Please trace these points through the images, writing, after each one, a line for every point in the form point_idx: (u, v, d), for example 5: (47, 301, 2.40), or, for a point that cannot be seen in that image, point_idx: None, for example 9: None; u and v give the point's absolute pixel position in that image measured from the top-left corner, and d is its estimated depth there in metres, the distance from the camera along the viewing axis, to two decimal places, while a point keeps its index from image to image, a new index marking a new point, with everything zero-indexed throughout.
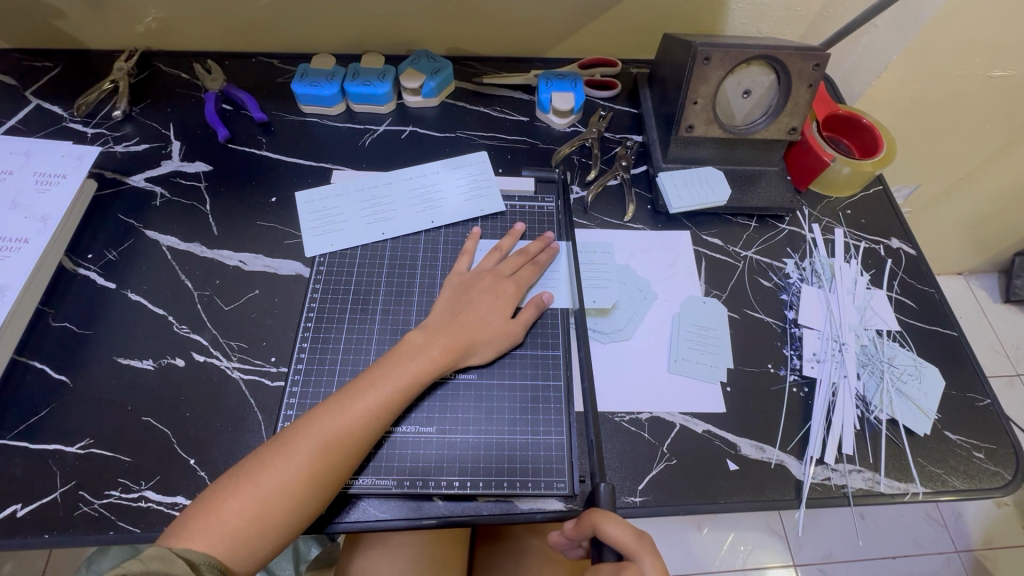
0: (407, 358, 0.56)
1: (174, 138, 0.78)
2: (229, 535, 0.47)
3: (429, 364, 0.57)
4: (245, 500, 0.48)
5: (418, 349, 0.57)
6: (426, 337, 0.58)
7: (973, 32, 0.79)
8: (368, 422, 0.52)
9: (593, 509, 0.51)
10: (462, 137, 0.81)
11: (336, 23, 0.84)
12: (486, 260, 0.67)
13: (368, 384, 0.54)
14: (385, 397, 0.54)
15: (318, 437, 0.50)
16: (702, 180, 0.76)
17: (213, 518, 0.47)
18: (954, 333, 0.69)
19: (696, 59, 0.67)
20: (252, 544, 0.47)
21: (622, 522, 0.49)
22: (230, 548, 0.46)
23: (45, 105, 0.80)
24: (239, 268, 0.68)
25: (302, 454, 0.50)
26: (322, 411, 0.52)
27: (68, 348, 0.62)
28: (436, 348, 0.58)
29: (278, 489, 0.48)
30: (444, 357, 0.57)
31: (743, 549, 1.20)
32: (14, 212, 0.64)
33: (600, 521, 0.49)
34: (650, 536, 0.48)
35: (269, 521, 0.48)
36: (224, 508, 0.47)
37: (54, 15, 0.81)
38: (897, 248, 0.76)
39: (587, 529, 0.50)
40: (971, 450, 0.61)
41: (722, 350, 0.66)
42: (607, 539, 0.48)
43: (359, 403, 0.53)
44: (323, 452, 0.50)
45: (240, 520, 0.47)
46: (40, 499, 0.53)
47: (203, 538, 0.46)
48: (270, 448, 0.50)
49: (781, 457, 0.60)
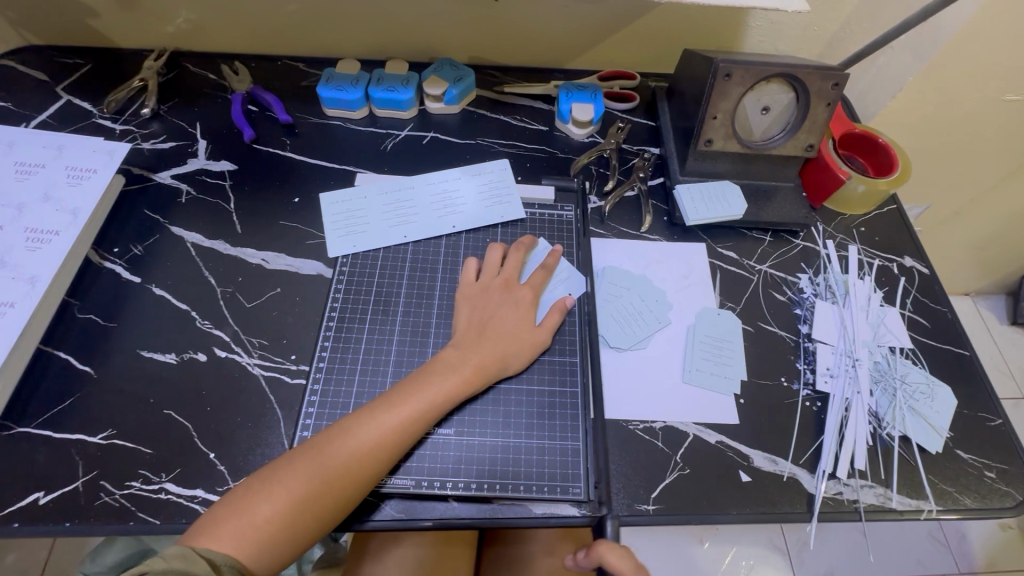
0: (440, 375, 0.57)
1: (200, 137, 0.79)
2: (255, 540, 0.47)
3: (462, 383, 0.57)
4: (273, 507, 0.48)
5: (450, 366, 0.58)
6: (460, 356, 0.59)
7: (990, 57, 0.80)
8: (399, 438, 0.53)
9: (597, 540, 0.55)
10: (481, 144, 0.83)
11: (361, 29, 0.86)
12: (511, 259, 0.67)
13: (400, 399, 0.55)
14: (418, 413, 0.54)
15: (349, 449, 0.51)
16: (718, 194, 0.77)
17: (240, 522, 0.47)
18: (967, 353, 0.69)
19: (718, 75, 0.68)
20: (275, 550, 0.48)
21: (625, 553, 0.53)
22: (255, 553, 0.47)
23: (74, 101, 0.81)
24: (262, 266, 0.69)
25: (332, 465, 0.50)
26: (354, 424, 0.53)
27: (92, 339, 0.63)
28: (469, 367, 0.58)
29: (304, 499, 0.49)
30: (476, 377, 0.58)
31: (745, 564, 1.20)
32: (45, 205, 0.65)
33: (603, 552, 0.53)
34: (648, 569, 0.53)
35: (295, 528, 0.49)
36: (251, 513, 0.48)
37: (87, 14, 0.82)
38: (911, 266, 0.76)
39: (592, 560, 0.54)
40: (982, 469, 0.62)
41: (736, 362, 0.66)
42: (608, 569, 0.52)
43: (392, 418, 0.53)
44: (353, 465, 0.51)
45: (267, 526, 0.48)
46: (62, 487, 0.54)
47: (230, 541, 0.47)
48: (300, 454, 0.51)
49: (793, 470, 0.60)
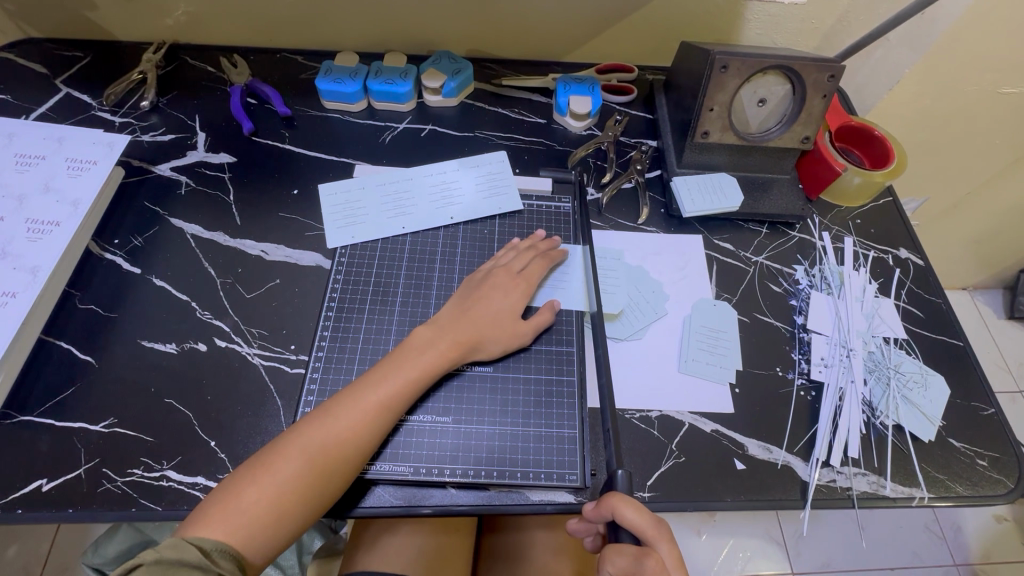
0: (416, 352, 0.58)
1: (199, 130, 0.80)
2: (245, 526, 0.48)
3: (439, 358, 0.58)
4: (260, 491, 0.49)
5: (427, 343, 0.59)
6: (435, 332, 0.60)
7: (986, 49, 0.81)
8: (380, 414, 0.54)
9: (609, 493, 0.52)
10: (480, 137, 0.83)
11: (359, 21, 0.86)
12: (518, 259, 0.67)
13: (378, 377, 0.56)
14: (397, 388, 0.55)
15: (331, 428, 0.52)
16: (715, 186, 0.77)
17: (229, 508, 0.48)
18: (960, 343, 0.70)
19: (714, 66, 0.69)
20: (268, 536, 0.49)
21: (640, 507, 0.50)
22: (246, 540, 0.47)
23: (74, 93, 0.81)
24: (261, 257, 0.69)
25: (316, 445, 0.51)
26: (335, 404, 0.54)
27: (93, 329, 0.63)
28: (445, 342, 0.59)
29: (293, 482, 0.49)
30: (453, 352, 0.59)
31: (741, 555, 1.21)
32: (46, 196, 0.66)
33: (618, 507, 0.50)
34: (666, 523, 0.50)
35: (285, 512, 0.49)
36: (239, 500, 0.48)
37: (86, 6, 0.83)
38: (906, 258, 0.77)
39: (605, 514, 0.51)
40: (974, 457, 0.63)
41: (732, 352, 0.67)
42: (625, 523, 0.49)
43: (371, 395, 0.54)
44: (337, 444, 0.51)
45: (256, 511, 0.48)
46: (65, 474, 0.55)
47: (219, 528, 0.47)
48: (284, 440, 0.52)
49: (787, 458, 0.61)
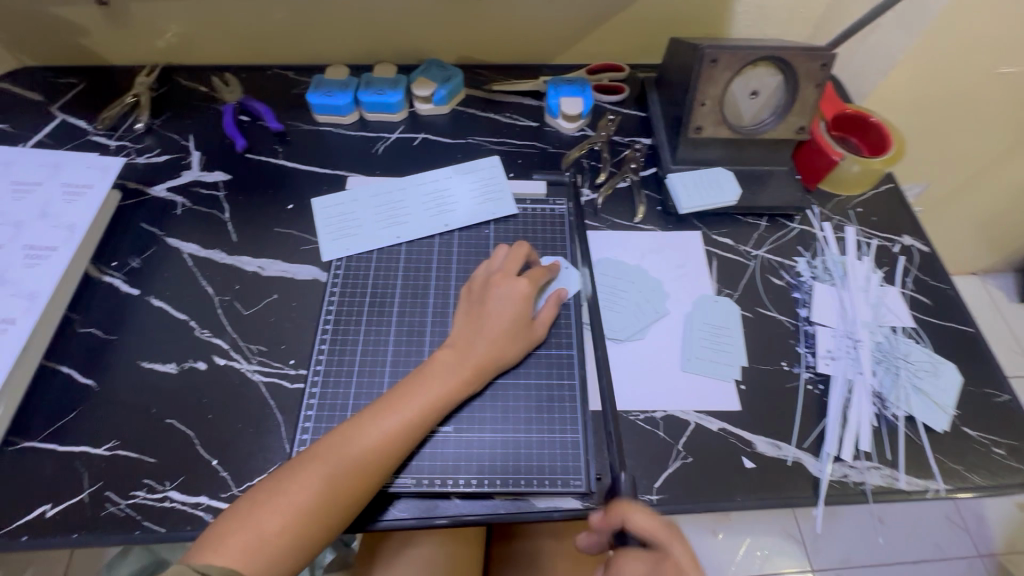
0: (437, 377, 0.56)
1: (193, 149, 0.80)
2: (263, 554, 0.47)
3: (459, 384, 0.57)
4: (280, 518, 0.48)
5: (447, 367, 0.57)
6: (457, 356, 0.58)
7: (982, 31, 0.79)
8: (399, 442, 0.53)
9: (616, 499, 0.52)
10: (472, 143, 0.83)
11: (347, 34, 0.86)
12: (509, 260, 0.65)
13: (400, 401, 0.54)
14: (417, 416, 0.54)
15: (352, 455, 0.51)
16: (711, 181, 0.76)
17: (247, 534, 0.47)
18: (970, 329, 0.69)
19: (704, 61, 0.68)
20: (284, 563, 0.48)
21: (647, 511, 0.51)
22: (262, 568, 0.46)
23: (70, 119, 0.82)
24: (258, 273, 0.69)
25: (336, 472, 0.50)
26: (355, 427, 0.52)
27: (95, 353, 0.64)
28: (465, 367, 0.57)
29: (310, 509, 0.49)
30: (473, 376, 0.57)
31: (759, 553, 1.19)
32: (43, 222, 0.66)
33: (628, 512, 0.50)
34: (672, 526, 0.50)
35: (300, 540, 0.48)
36: (255, 527, 0.47)
37: (79, 33, 0.84)
38: (910, 245, 0.75)
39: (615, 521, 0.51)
40: (990, 446, 0.61)
41: (735, 348, 0.66)
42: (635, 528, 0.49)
43: (391, 423, 0.53)
44: (355, 469, 0.50)
45: (275, 539, 0.47)
46: (69, 500, 0.55)
47: (237, 557, 0.46)
48: (302, 465, 0.50)
49: (797, 454, 0.60)
